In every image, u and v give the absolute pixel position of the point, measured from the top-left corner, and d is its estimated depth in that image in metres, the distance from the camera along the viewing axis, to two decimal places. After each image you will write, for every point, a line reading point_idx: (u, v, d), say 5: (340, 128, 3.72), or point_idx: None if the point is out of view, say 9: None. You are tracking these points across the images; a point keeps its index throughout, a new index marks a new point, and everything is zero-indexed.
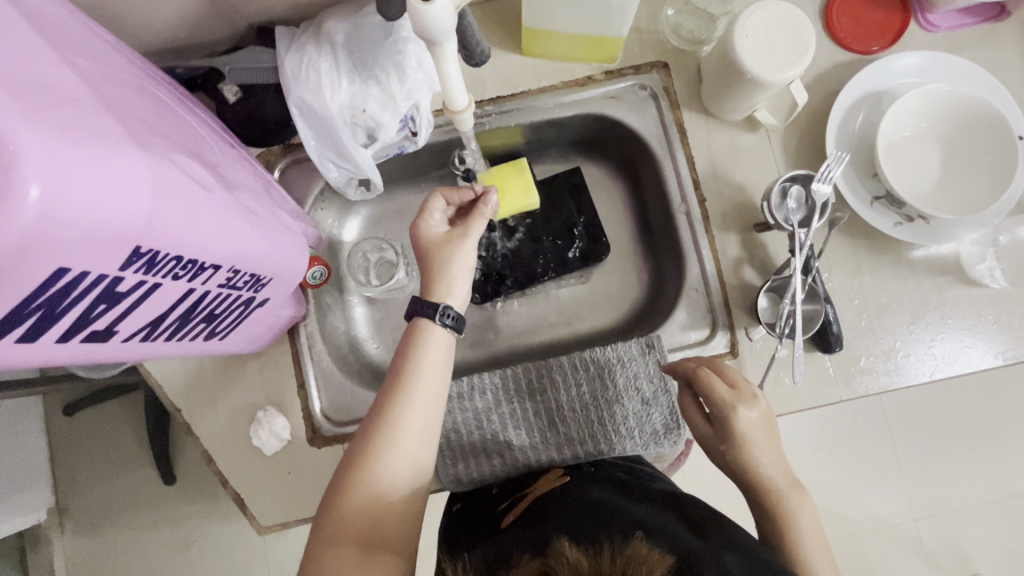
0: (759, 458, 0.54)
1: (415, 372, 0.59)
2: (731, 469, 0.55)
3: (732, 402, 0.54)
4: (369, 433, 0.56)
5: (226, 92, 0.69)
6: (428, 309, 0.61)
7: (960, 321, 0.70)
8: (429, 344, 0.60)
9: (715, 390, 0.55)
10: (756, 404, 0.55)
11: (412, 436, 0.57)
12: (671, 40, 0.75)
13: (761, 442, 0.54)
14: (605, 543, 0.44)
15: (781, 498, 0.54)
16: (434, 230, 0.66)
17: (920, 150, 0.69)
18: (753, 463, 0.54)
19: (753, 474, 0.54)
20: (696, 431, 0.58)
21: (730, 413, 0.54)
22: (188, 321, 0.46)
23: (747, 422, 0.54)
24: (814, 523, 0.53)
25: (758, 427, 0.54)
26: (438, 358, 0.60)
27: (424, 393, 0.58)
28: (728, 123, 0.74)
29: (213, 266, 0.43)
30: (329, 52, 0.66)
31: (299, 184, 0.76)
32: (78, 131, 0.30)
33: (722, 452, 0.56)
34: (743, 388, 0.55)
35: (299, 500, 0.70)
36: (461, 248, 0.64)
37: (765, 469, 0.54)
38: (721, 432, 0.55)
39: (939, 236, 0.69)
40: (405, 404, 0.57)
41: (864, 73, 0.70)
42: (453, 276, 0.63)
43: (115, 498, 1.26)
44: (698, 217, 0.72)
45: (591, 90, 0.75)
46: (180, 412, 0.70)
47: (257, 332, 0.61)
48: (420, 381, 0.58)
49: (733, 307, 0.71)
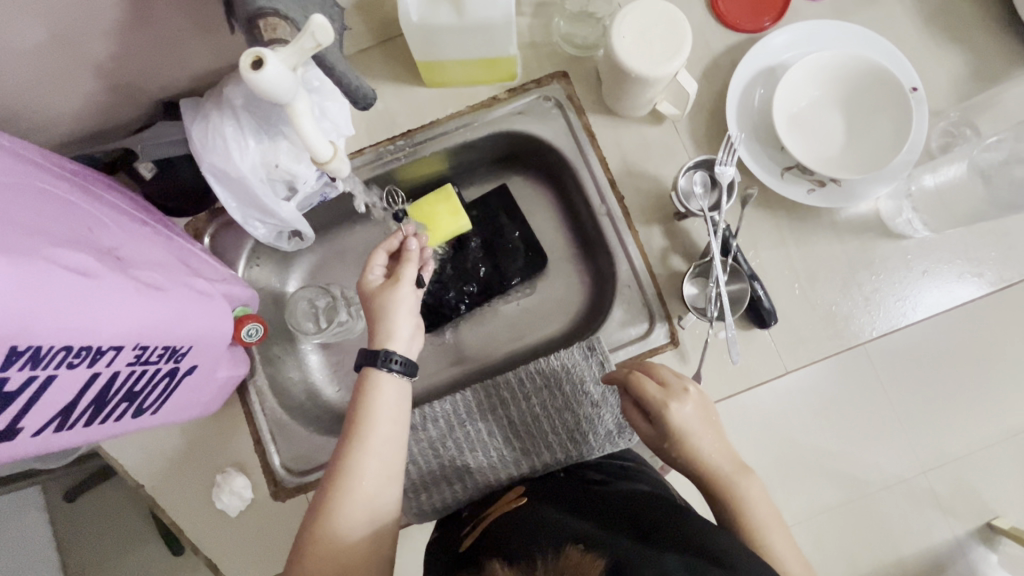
0: (701, 447, 0.55)
1: (368, 420, 0.59)
2: (678, 463, 0.57)
3: (663, 399, 0.56)
4: (327, 486, 0.57)
5: (142, 169, 0.71)
6: (371, 356, 0.61)
7: (892, 275, 0.71)
8: (380, 388, 0.61)
9: (646, 391, 0.57)
10: (687, 397, 0.56)
11: (369, 482, 0.57)
12: (566, 49, 0.76)
13: (700, 433, 0.55)
14: (539, 561, 0.44)
15: (730, 485, 0.55)
16: (377, 283, 0.67)
17: (820, 117, 0.70)
18: (697, 455, 0.55)
19: (697, 464, 0.55)
20: (640, 434, 0.58)
21: (663, 411, 0.55)
22: (103, 404, 0.47)
23: (682, 415, 0.55)
24: (766, 500, 0.55)
25: (695, 419, 0.55)
26: (389, 401, 0.61)
27: (378, 439, 0.59)
28: (634, 120, 0.76)
29: (112, 348, 0.44)
30: (232, 116, 0.67)
31: (230, 246, 0.79)
32: None
33: (666, 450, 0.57)
34: (673, 385, 0.57)
35: (271, 558, 0.70)
36: (398, 291, 0.65)
37: (708, 456, 0.55)
38: (663, 432, 0.56)
39: (852, 197, 0.69)
40: (361, 454, 0.57)
41: (753, 53, 0.72)
42: (394, 320, 0.64)
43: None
44: (620, 216, 0.73)
45: (497, 110, 0.77)
46: (143, 487, 0.71)
47: (197, 399, 0.62)
48: (373, 426, 0.59)
49: (667, 297, 0.72)
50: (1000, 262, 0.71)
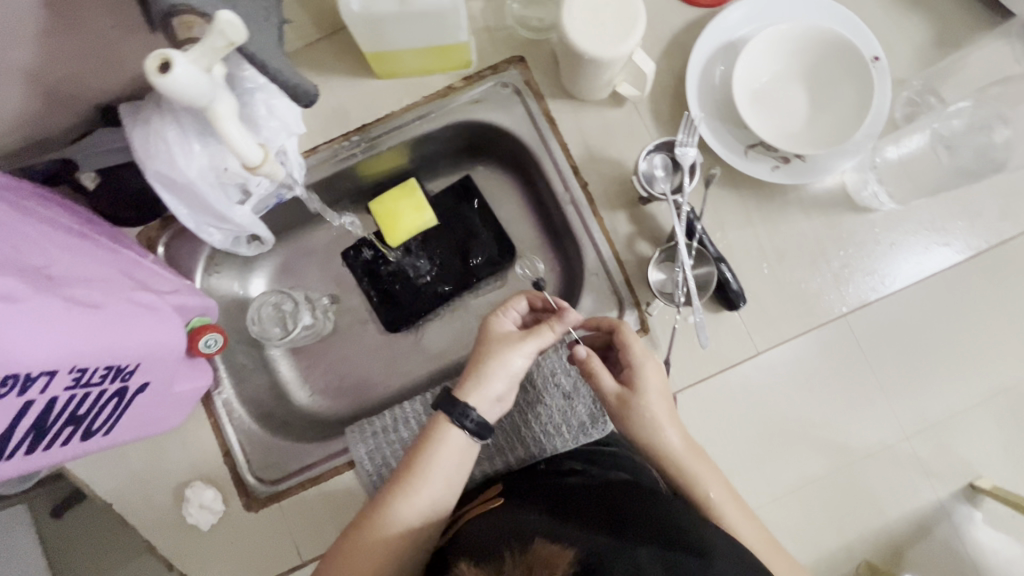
0: (665, 412, 0.56)
1: (421, 469, 0.56)
2: (631, 422, 0.56)
3: (635, 360, 0.57)
4: (362, 526, 0.55)
5: (85, 180, 0.69)
6: (447, 404, 0.57)
7: (860, 250, 0.70)
8: (445, 440, 0.57)
9: (630, 344, 0.58)
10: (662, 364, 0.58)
11: (401, 535, 0.54)
12: (521, 33, 0.74)
13: (666, 399, 0.57)
14: (507, 554, 0.43)
15: (682, 455, 0.55)
16: (507, 327, 0.60)
17: (781, 92, 0.69)
18: (659, 416, 0.56)
19: (654, 425, 0.56)
20: (598, 389, 0.58)
21: (638, 367, 0.57)
22: (45, 430, 0.45)
23: (651, 376, 0.57)
24: (711, 479, 0.56)
25: (658, 388, 0.57)
26: (450, 460, 0.57)
27: (425, 491, 0.56)
28: (595, 102, 0.73)
29: (45, 373, 0.42)
30: (172, 119, 0.64)
31: (185, 253, 0.76)
32: None
33: (626, 408, 0.56)
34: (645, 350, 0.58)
35: (246, 570, 0.69)
36: (517, 353, 0.57)
37: (666, 423, 0.56)
38: (628, 388, 0.57)
39: (818, 171, 0.68)
40: (403, 503, 0.55)
41: (711, 28, 0.70)
42: (491, 376, 0.57)
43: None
44: (583, 202, 0.72)
45: (454, 99, 0.74)
46: (112, 506, 0.69)
47: (153, 415, 0.60)
48: (425, 476, 0.56)
49: (635, 284, 0.71)
50: (967, 230, 0.70)
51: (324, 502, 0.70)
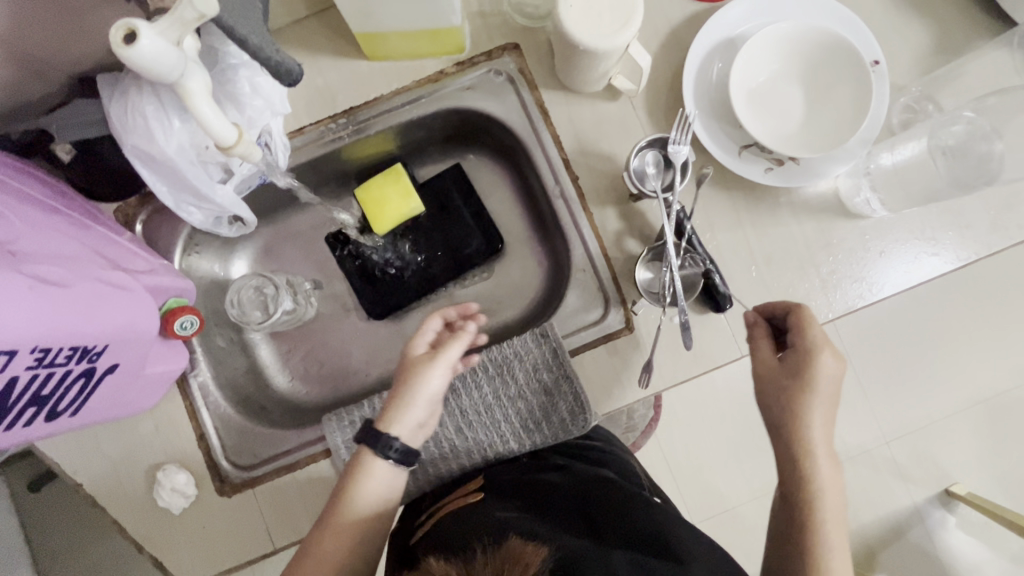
0: (815, 411, 0.55)
1: (348, 504, 0.58)
2: (776, 404, 0.57)
3: (823, 350, 0.56)
4: (295, 565, 0.57)
5: (59, 151, 0.65)
6: (370, 436, 0.59)
7: (849, 256, 0.70)
8: (370, 473, 0.59)
9: (810, 330, 0.57)
10: (841, 362, 0.56)
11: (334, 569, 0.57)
12: (517, 19, 0.72)
13: (824, 399, 0.56)
14: (477, 549, 0.43)
15: (813, 461, 0.55)
16: (420, 352, 0.63)
17: (778, 93, 0.68)
18: (806, 413, 0.55)
19: (796, 419, 0.55)
20: (761, 362, 0.60)
21: (812, 354, 0.56)
22: (7, 409, 0.44)
23: (820, 366, 0.56)
24: (835, 496, 0.55)
25: (828, 380, 0.56)
26: (376, 487, 0.60)
27: (352, 525, 0.58)
28: (589, 95, 0.72)
29: (6, 352, 0.41)
30: (151, 92, 0.61)
31: (164, 232, 0.74)
32: None
33: (780, 387, 0.57)
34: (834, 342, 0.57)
35: (219, 554, 0.68)
36: (431, 375, 0.60)
37: (814, 424, 0.55)
38: (793, 369, 0.57)
39: (811, 175, 0.67)
40: (334, 536, 0.57)
41: (710, 24, 0.68)
42: (413, 403, 0.60)
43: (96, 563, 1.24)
44: (573, 196, 0.71)
45: (445, 85, 0.72)
46: (82, 485, 0.68)
47: (124, 398, 0.58)
48: (351, 510, 0.58)
49: (621, 282, 0.70)
50: (957, 241, 0.69)
51: (298, 489, 0.69)
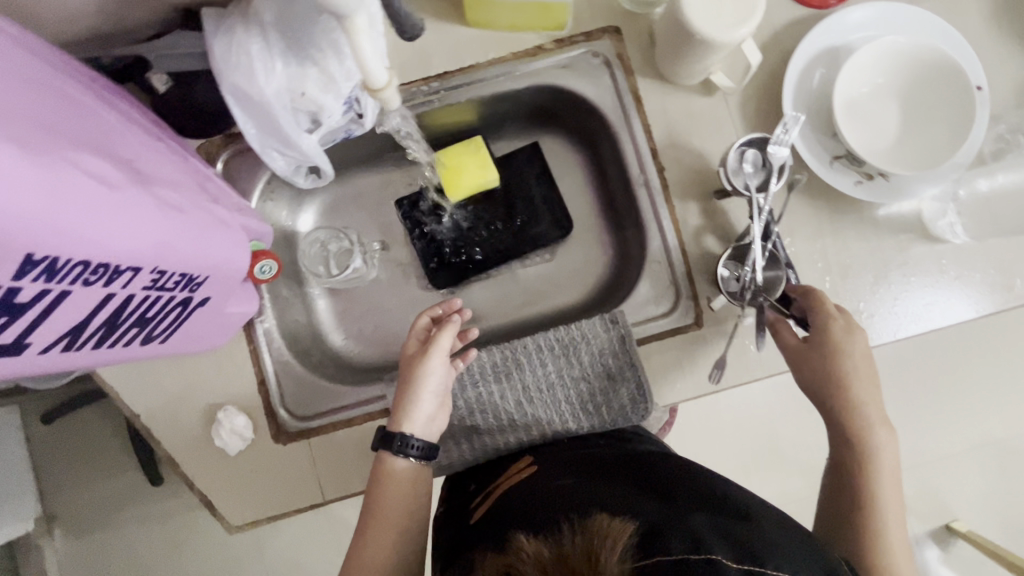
0: (854, 383, 0.56)
1: (376, 508, 0.59)
2: (817, 382, 0.58)
3: (843, 325, 0.58)
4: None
5: (155, 81, 0.65)
6: (385, 438, 0.60)
7: (924, 279, 0.70)
8: (392, 473, 0.60)
9: (828, 308, 0.58)
10: (863, 333, 0.58)
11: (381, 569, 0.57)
12: (622, 3, 0.71)
13: (861, 372, 0.57)
14: (562, 528, 0.43)
15: (868, 432, 0.56)
16: (414, 350, 0.65)
17: (878, 106, 0.67)
18: (848, 384, 0.56)
19: (841, 391, 0.56)
20: (788, 347, 0.60)
21: (833, 328, 0.57)
22: (116, 327, 0.44)
23: (846, 338, 0.57)
24: (892, 462, 0.56)
25: (858, 349, 0.57)
26: (403, 495, 0.60)
27: (386, 527, 0.58)
28: (685, 88, 0.71)
29: (131, 269, 0.40)
30: (259, 32, 0.62)
31: (244, 175, 0.74)
32: None
33: (816, 366, 0.58)
34: (851, 316, 0.59)
35: (268, 499, 0.69)
36: (427, 367, 0.62)
37: (857, 398, 0.56)
38: (821, 349, 0.58)
39: (899, 193, 0.68)
40: (371, 542, 0.58)
41: (819, 30, 0.68)
42: (419, 397, 0.61)
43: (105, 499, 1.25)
44: (657, 187, 0.71)
45: (542, 60, 0.72)
46: (138, 417, 0.68)
47: (203, 333, 0.58)
48: (381, 513, 0.59)
49: (696, 277, 0.70)
50: None
51: (352, 445, 0.69)
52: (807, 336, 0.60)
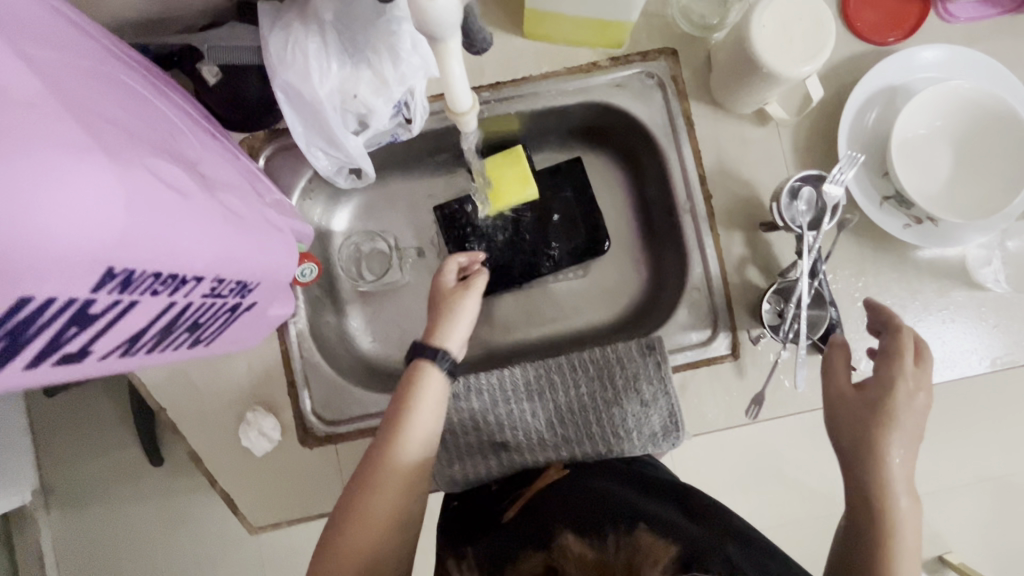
0: (896, 443, 0.49)
1: (410, 410, 0.59)
2: (852, 434, 0.51)
3: (910, 388, 0.51)
4: (363, 480, 0.56)
5: (205, 73, 0.63)
6: (421, 347, 0.62)
7: (962, 325, 0.70)
8: (427, 385, 0.60)
9: (900, 357, 0.52)
10: (927, 393, 0.51)
11: (409, 474, 0.57)
12: (681, 25, 0.70)
13: (906, 430, 0.50)
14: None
15: (891, 499, 0.49)
16: (450, 283, 0.70)
17: (933, 149, 0.67)
18: (888, 444, 0.49)
19: (878, 451, 0.49)
20: (835, 386, 0.55)
21: (894, 377, 0.51)
22: (170, 333, 0.43)
23: (907, 401, 0.51)
24: (913, 543, 0.48)
25: (914, 415, 0.51)
26: (434, 406, 0.60)
27: (418, 434, 0.59)
28: (738, 116, 0.71)
29: (195, 278, 0.39)
30: (317, 32, 0.61)
31: (285, 173, 0.72)
32: (37, 142, 0.26)
33: (858, 416, 0.52)
34: (924, 376, 0.52)
35: (291, 502, 0.68)
36: (467, 298, 0.67)
37: (894, 460, 0.49)
38: (872, 397, 0.52)
39: (946, 239, 0.67)
40: (403, 443, 0.58)
41: (879, 69, 0.67)
42: (456, 323, 0.66)
43: (100, 475, 1.20)
44: (703, 214, 0.70)
45: (596, 77, 0.71)
46: (165, 412, 0.67)
47: (243, 335, 0.58)
48: (414, 418, 0.59)
49: (736, 308, 0.70)
50: None
51: None
52: (862, 383, 0.54)
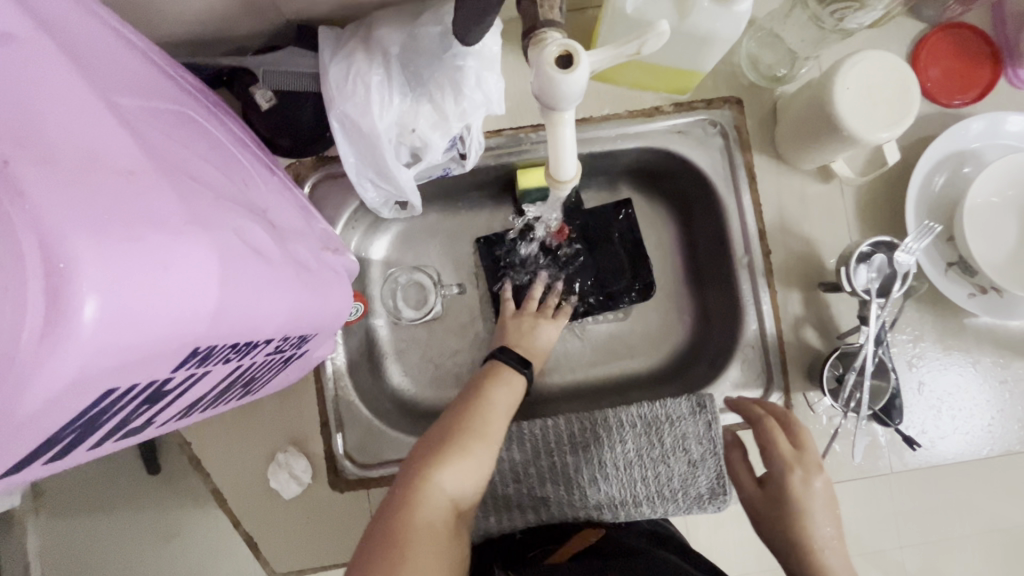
0: (814, 529, 0.49)
1: (495, 390, 0.62)
2: (774, 535, 0.51)
3: (802, 475, 0.51)
4: (450, 435, 0.56)
5: (258, 97, 0.61)
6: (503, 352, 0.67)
7: (1019, 399, 0.68)
8: (511, 376, 0.64)
9: (777, 444, 0.53)
10: (819, 473, 0.51)
11: (496, 437, 0.58)
12: (748, 74, 0.68)
13: (821, 513, 0.50)
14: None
15: None
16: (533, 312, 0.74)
17: (1002, 218, 0.65)
18: (808, 537, 0.49)
19: (802, 544, 0.49)
20: (744, 491, 0.55)
21: (786, 472, 0.51)
22: (226, 391, 0.40)
23: (805, 489, 0.51)
24: None
25: (821, 499, 0.50)
26: (515, 393, 0.63)
27: (505, 411, 0.61)
28: (801, 170, 0.69)
29: (265, 340, 0.36)
30: (381, 63, 0.58)
31: (330, 201, 0.69)
32: (140, 221, 0.23)
33: (770, 516, 0.52)
34: (809, 455, 0.52)
35: (317, 551, 0.65)
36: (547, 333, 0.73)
37: (820, 547, 0.49)
38: (774, 495, 0.52)
39: (1012, 311, 0.65)
40: (491, 411, 0.59)
41: (952, 131, 0.65)
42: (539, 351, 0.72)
43: (89, 486, 1.14)
44: (761, 270, 0.68)
45: (657, 122, 0.69)
46: (191, 445, 0.64)
47: (284, 378, 0.54)
48: (501, 395, 0.61)
49: (790, 369, 0.67)
50: None
51: None
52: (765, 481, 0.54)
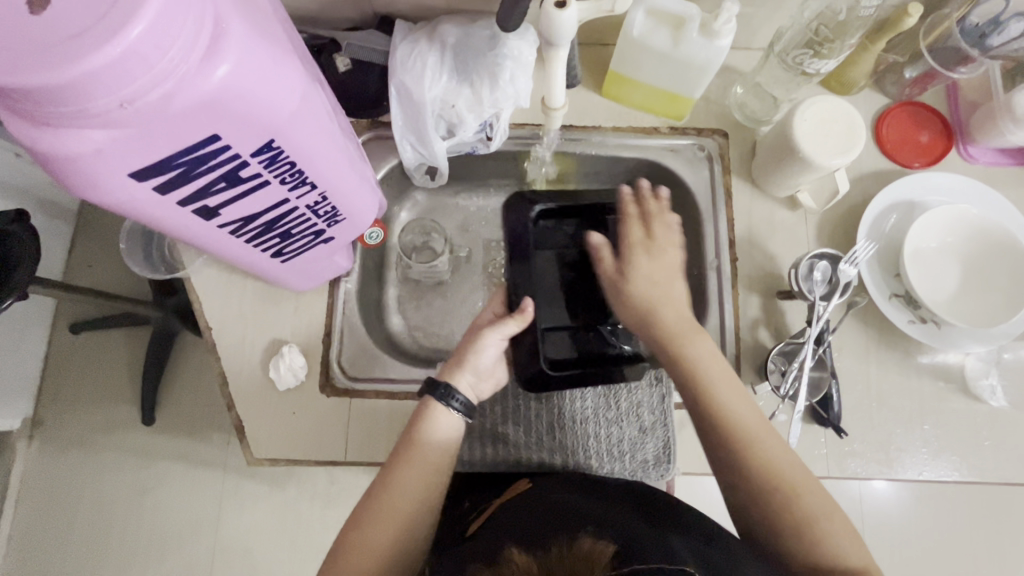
0: (646, 291, 0.63)
1: (406, 458, 0.59)
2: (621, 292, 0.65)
3: (641, 250, 0.66)
4: (357, 522, 0.56)
5: (338, 62, 0.77)
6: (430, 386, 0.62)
7: (956, 430, 0.73)
8: (427, 433, 0.60)
9: (631, 231, 0.67)
10: (652, 247, 0.66)
11: (397, 511, 0.57)
12: (735, 114, 0.82)
13: (660, 283, 0.64)
14: (552, 544, 0.45)
15: (683, 343, 0.60)
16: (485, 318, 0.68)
17: (943, 260, 0.74)
18: (647, 292, 0.63)
19: (650, 303, 0.63)
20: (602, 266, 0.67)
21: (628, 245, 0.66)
22: (269, 232, 0.51)
23: (638, 273, 0.64)
24: (726, 374, 0.59)
25: (649, 265, 0.65)
26: (432, 453, 0.60)
27: (411, 478, 0.58)
28: (772, 198, 0.80)
29: (312, 185, 0.48)
30: (438, 49, 0.73)
31: (374, 157, 0.83)
32: (266, 31, 0.37)
33: (618, 281, 0.65)
34: (653, 227, 0.67)
35: (297, 444, 0.72)
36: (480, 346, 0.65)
37: (664, 311, 0.62)
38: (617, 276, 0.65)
39: (948, 342, 0.73)
40: (395, 485, 0.57)
41: (899, 184, 0.77)
42: (466, 364, 0.64)
43: (85, 424, 1.19)
44: (728, 273, 0.77)
45: (654, 139, 0.82)
46: (212, 331, 0.74)
47: (312, 271, 0.64)
48: (408, 462, 0.59)
49: (743, 363, 0.75)
50: None
51: (391, 415, 0.73)
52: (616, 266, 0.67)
